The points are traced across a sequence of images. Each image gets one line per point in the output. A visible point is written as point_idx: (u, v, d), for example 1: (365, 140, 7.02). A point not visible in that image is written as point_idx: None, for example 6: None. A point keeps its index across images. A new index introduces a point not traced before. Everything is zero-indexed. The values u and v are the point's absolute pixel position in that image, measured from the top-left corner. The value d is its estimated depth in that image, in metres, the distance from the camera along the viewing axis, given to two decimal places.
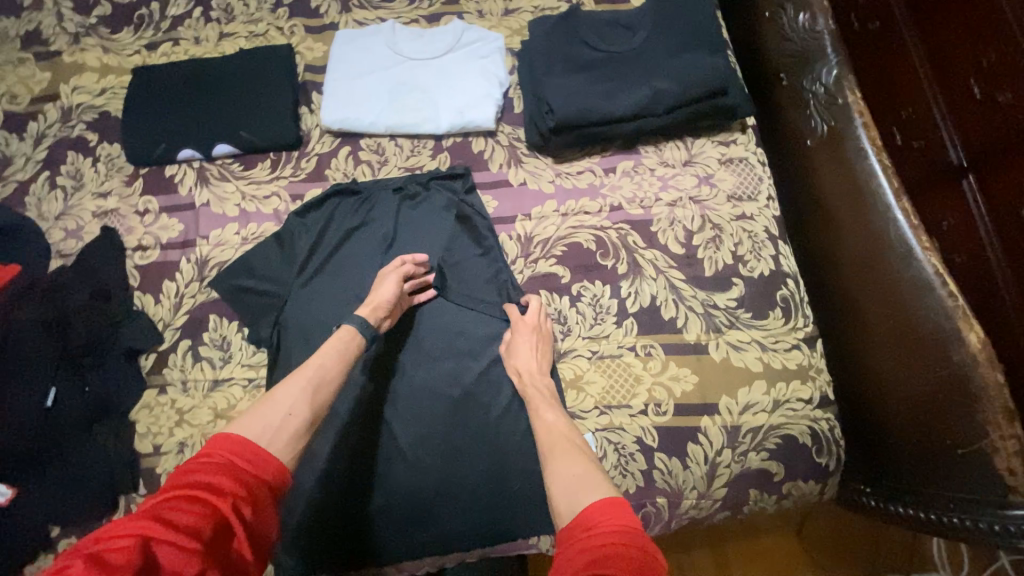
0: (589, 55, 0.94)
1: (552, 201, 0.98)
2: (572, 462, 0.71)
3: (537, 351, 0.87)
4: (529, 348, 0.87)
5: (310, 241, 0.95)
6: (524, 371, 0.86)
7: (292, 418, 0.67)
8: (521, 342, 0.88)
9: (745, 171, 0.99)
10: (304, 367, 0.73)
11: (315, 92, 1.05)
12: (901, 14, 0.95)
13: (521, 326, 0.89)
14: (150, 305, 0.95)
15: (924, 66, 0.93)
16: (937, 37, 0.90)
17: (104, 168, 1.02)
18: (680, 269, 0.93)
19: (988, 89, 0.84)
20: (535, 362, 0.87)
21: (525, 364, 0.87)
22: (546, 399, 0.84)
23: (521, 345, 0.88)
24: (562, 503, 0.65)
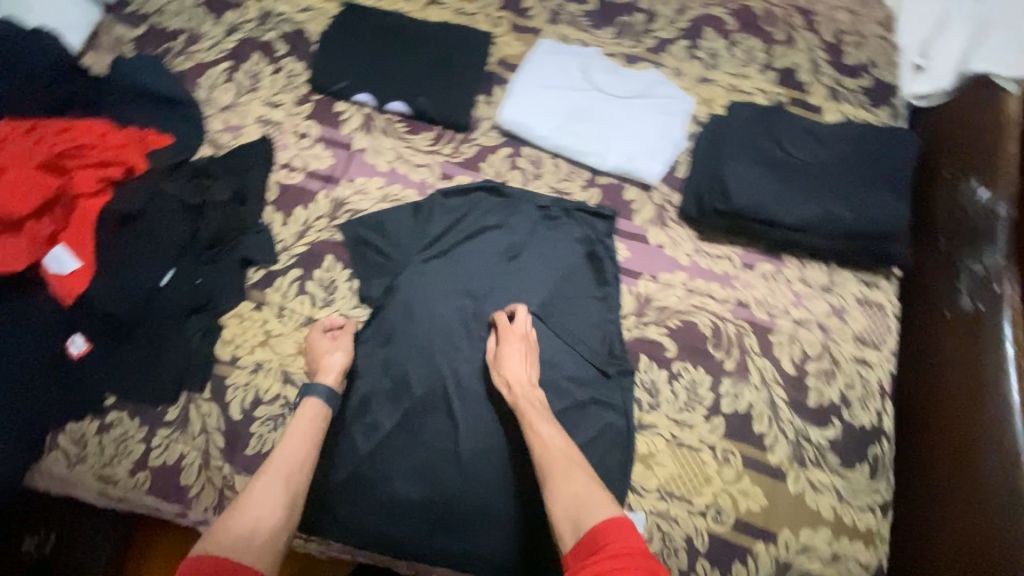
0: (775, 153, 0.93)
1: (683, 272, 0.96)
2: (573, 480, 0.72)
3: (526, 360, 0.85)
4: (516, 353, 0.85)
5: (446, 223, 0.97)
6: (516, 382, 0.83)
7: (262, 523, 0.68)
8: (509, 349, 0.85)
9: (877, 318, 0.97)
10: (275, 466, 0.74)
11: (498, 85, 1.06)
12: None
13: (508, 334, 0.87)
14: (276, 224, 0.95)
15: None
16: None
17: (282, 80, 1.05)
18: (785, 387, 0.91)
19: None
20: (523, 371, 0.84)
21: (513, 372, 0.84)
22: (538, 411, 0.81)
23: (512, 354, 0.85)
24: (564, 519, 0.69)
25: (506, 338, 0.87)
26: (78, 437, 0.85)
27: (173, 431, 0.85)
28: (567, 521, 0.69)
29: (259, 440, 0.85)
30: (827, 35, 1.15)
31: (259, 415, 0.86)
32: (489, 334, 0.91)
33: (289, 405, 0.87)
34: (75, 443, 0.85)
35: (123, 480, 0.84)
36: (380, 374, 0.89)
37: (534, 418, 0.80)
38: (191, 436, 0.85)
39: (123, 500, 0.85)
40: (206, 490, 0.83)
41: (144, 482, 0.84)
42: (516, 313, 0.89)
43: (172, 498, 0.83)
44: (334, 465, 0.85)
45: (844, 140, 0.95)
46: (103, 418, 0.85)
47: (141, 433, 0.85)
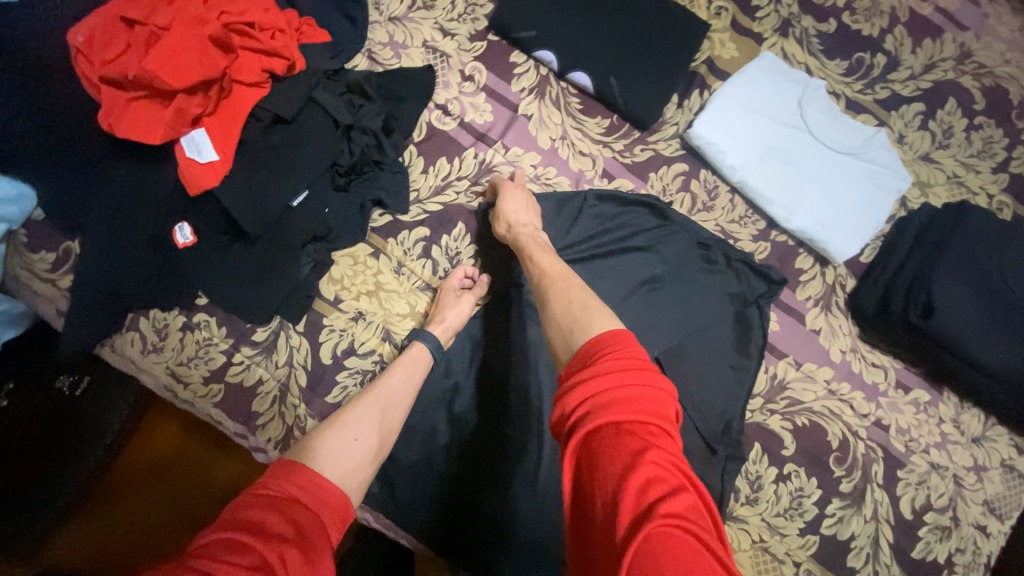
0: (999, 280, 0.77)
1: (830, 370, 0.85)
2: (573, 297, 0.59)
3: (530, 206, 0.79)
4: (514, 195, 0.80)
5: (593, 230, 0.85)
6: (520, 224, 0.77)
7: (354, 442, 0.58)
8: (511, 196, 0.80)
9: (1016, 489, 0.86)
10: (374, 395, 0.66)
11: (697, 90, 0.91)
12: None
13: (506, 185, 0.82)
14: (415, 170, 0.86)
15: None
16: None
17: (463, 5, 0.91)
18: (894, 530, 0.82)
19: None
20: (520, 208, 0.78)
21: (518, 216, 0.78)
22: (541, 247, 0.73)
23: (513, 198, 0.80)
24: (559, 346, 0.54)
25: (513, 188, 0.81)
26: (161, 327, 0.80)
27: (257, 354, 0.80)
28: (564, 356, 0.53)
29: (342, 391, 0.80)
30: None
31: (348, 366, 0.80)
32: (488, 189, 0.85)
33: (380, 366, 0.81)
34: (156, 332, 0.80)
35: (195, 385, 0.80)
36: (479, 368, 0.82)
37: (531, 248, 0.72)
38: (275, 364, 0.80)
39: (188, 403, 0.81)
40: (275, 422, 0.79)
41: (215, 394, 0.80)
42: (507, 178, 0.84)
43: (239, 420, 0.79)
44: (406, 447, 0.79)
45: None
46: (191, 315, 0.81)
47: (226, 344, 0.80)
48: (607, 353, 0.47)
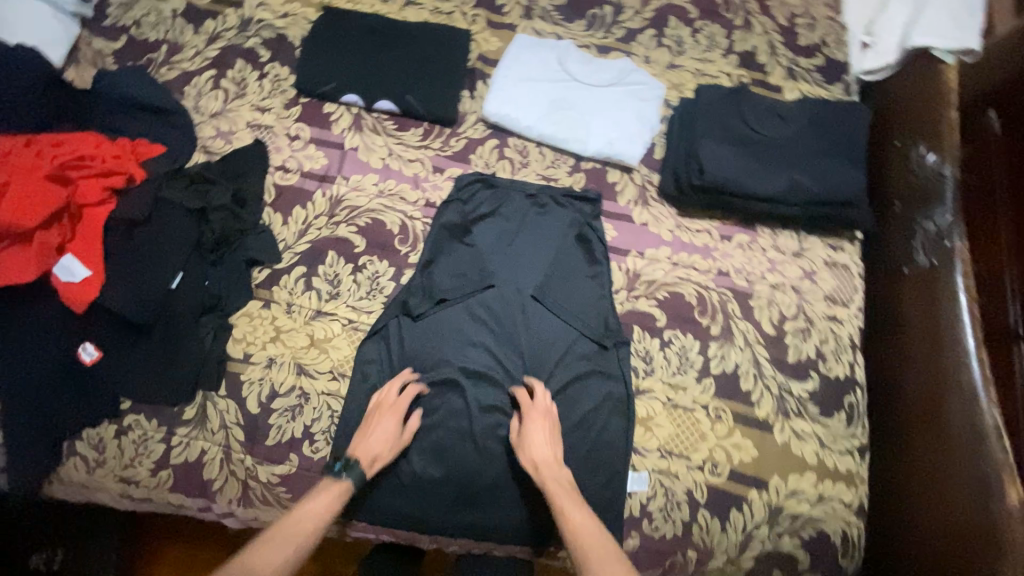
0: (744, 132, 1.01)
1: (667, 248, 1.04)
2: (607, 565, 0.75)
3: (552, 440, 0.87)
4: (541, 429, 0.87)
5: (453, 218, 1.01)
6: (542, 463, 0.85)
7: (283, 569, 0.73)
8: (535, 428, 0.87)
9: (845, 278, 1.06)
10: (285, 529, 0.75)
11: (481, 80, 1.11)
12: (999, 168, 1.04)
13: (536, 412, 0.88)
14: (276, 225, 0.99)
15: (1007, 216, 1.00)
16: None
17: (269, 85, 1.08)
18: (766, 347, 0.99)
19: None
20: (546, 447, 0.86)
21: (541, 449, 0.85)
22: (563, 491, 0.83)
23: (536, 433, 0.86)
24: None
25: (534, 420, 0.88)
26: (97, 442, 0.86)
27: (193, 429, 0.88)
28: None
29: (278, 430, 0.89)
30: (782, 16, 1.21)
31: (277, 407, 0.90)
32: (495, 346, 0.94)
33: (305, 394, 0.91)
34: (94, 449, 0.86)
35: (146, 479, 0.86)
36: (392, 360, 0.93)
37: (553, 480, 0.83)
38: (211, 432, 0.88)
39: (146, 499, 0.87)
40: (230, 482, 0.87)
41: (166, 479, 0.87)
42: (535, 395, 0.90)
43: (196, 493, 0.87)
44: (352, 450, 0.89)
45: (806, 116, 1.03)
46: (120, 422, 0.87)
47: (161, 433, 0.87)
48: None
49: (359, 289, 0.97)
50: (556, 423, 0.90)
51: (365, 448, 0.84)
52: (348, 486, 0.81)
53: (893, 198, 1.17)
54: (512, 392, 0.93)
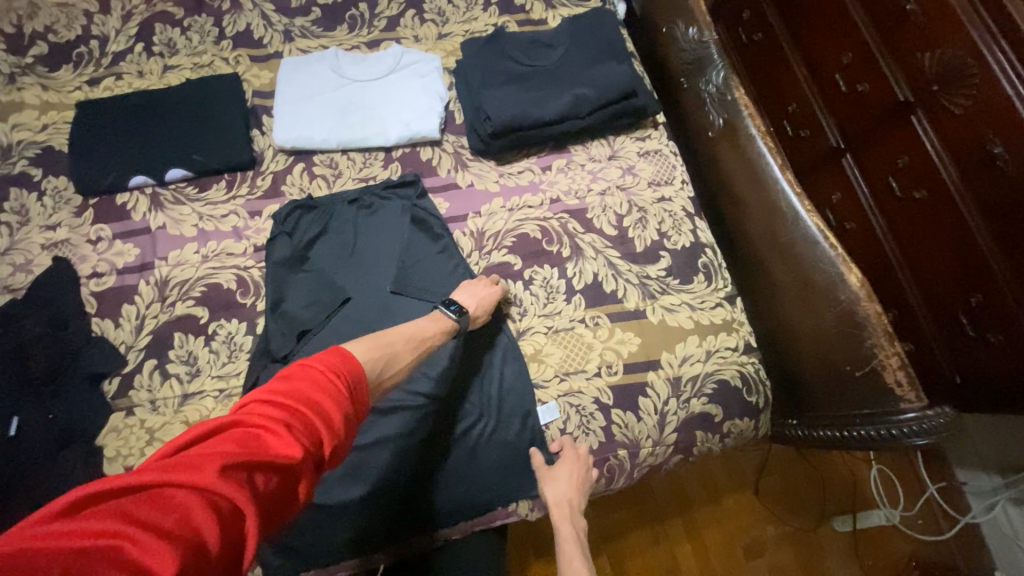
0: (516, 70, 1.07)
1: (498, 198, 1.08)
2: None
3: (576, 488, 0.90)
4: (567, 476, 0.90)
5: (287, 250, 1.00)
6: (563, 507, 0.90)
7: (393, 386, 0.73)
8: (563, 475, 0.91)
9: (661, 161, 1.14)
10: None
11: (266, 116, 1.11)
12: (778, 30, 1.27)
13: (569, 458, 0.92)
14: (109, 330, 0.95)
15: (801, 67, 1.23)
16: (810, 44, 1.19)
17: (51, 201, 1.02)
18: (615, 247, 1.05)
19: (850, 84, 1.11)
20: (568, 494, 0.90)
21: (561, 497, 0.90)
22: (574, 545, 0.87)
23: (564, 478, 0.91)
24: None
25: (561, 463, 0.92)
26: None
27: None
28: None
29: None
30: None
31: None
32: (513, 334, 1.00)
33: None
34: None
35: None
36: None
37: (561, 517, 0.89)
38: None
39: None
40: None
41: None
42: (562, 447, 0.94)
43: None
44: None
45: (566, 35, 1.11)
46: None
47: None
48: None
49: (219, 357, 0.95)
50: (583, 479, 0.92)
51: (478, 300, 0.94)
52: (453, 325, 0.89)
53: (679, 77, 1.28)
54: (403, 386, 0.92)
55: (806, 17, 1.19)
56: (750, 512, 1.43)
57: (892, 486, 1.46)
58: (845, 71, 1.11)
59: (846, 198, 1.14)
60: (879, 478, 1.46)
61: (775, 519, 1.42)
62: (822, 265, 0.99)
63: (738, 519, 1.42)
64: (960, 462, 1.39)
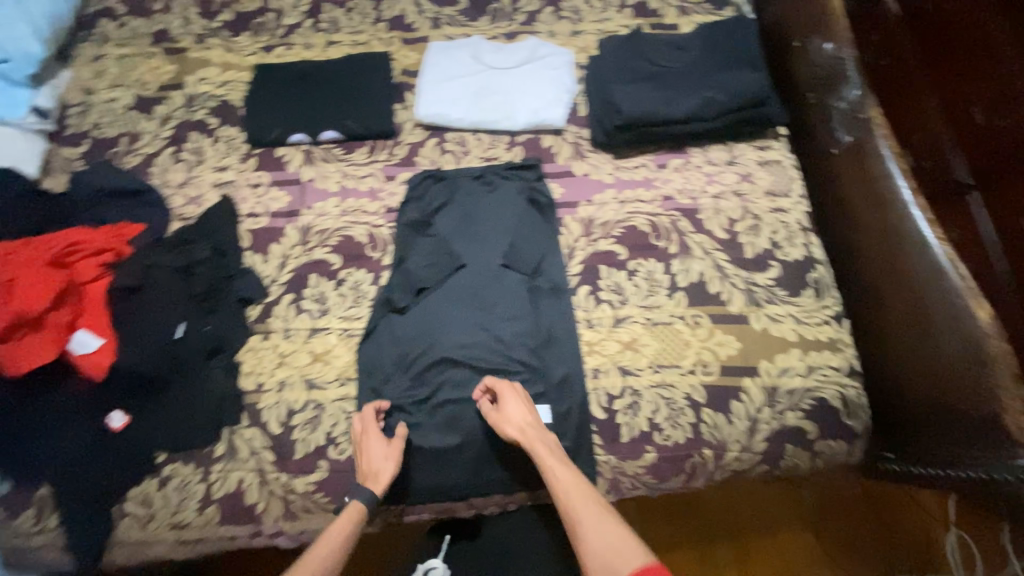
0: (650, 70, 1.12)
1: (611, 189, 1.12)
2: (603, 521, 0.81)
3: (528, 405, 0.94)
4: (514, 409, 0.92)
5: (417, 216, 1.11)
6: (526, 426, 0.91)
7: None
8: (510, 405, 0.93)
9: (780, 172, 1.14)
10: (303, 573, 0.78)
11: (409, 92, 1.22)
12: (908, 49, 1.18)
13: (505, 391, 0.95)
14: (258, 263, 1.07)
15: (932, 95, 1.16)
16: (945, 72, 1.14)
17: (224, 147, 1.18)
18: (724, 251, 1.06)
19: (989, 118, 1.08)
20: (523, 420, 0.91)
21: (518, 422, 0.91)
22: (551, 453, 0.89)
23: (510, 407, 0.93)
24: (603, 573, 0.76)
25: (497, 402, 0.94)
26: (143, 498, 0.92)
27: (227, 463, 0.93)
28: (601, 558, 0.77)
29: (303, 443, 0.94)
30: None
31: (297, 422, 0.95)
32: (611, 318, 1.03)
33: (319, 406, 0.97)
34: (142, 505, 0.92)
35: (196, 519, 0.91)
36: (391, 352, 1.01)
37: (533, 441, 0.89)
38: (243, 461, 0.93)
39: (199, 539, 0.92)
40: (272, 501, 0.92)
41: (214, 515, 0.91)
42: (493, 386, 0.96)
43: (244, 520, 0.92)
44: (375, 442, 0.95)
45: (700, 42, 1.14)
46: (159, 474, 0.93)
47: (197, 475, 0.92)
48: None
49: (345, 300, 1.05)
50: (533, 405, 0.95)
51: (365, 469, 0.89)
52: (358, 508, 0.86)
53: (807, 92, 1.26)
54: (504, 351, 1.01)
55: (941, 42, 1.14)
56: (802, 544, 1.37)
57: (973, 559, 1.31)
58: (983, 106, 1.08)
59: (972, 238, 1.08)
60: (956, 544, 1.33)
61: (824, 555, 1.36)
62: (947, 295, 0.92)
63: (787, 549, 1.37)
64: None
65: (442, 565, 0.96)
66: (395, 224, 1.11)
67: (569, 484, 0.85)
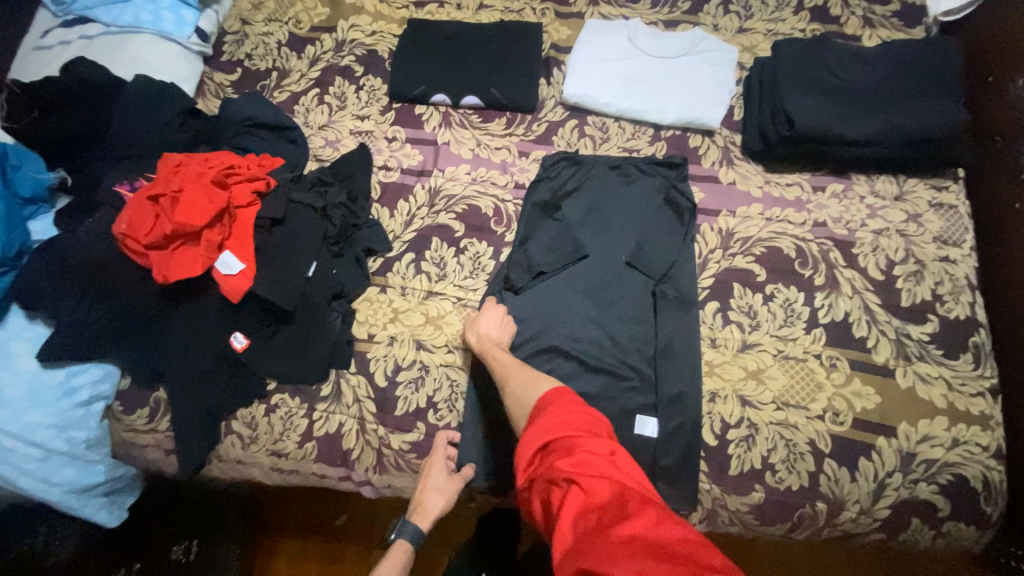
0: (828, 81, 1.02)
1: (758, 204, 1.04)
2: (531, 387, 0.82)
3: (498, 319, 0.95)
4: (489, 318, 0.95)
5: (546, 196, 1.07)
6: (489, 335, 0.93)
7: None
8: (488, 314, 0.96)
9: (954, 218, 1.01)
10: None
11: (556, 67, 1.17)
12: None
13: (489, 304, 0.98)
14: (385, 217, 1.08)
15: None
16: None
17: (365, 96, 1.19)
18: (876, 293, 0.96)
19: None
20: (490, 331, 0.94)
21: (487, 331, 0.94)
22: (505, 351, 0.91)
23: (483, 316, 0.96)
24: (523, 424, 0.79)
25: (486, 314, 0.96)
26: (250, 420, 0.98)
27: (330, 404, 0.97)
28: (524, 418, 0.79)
29: (405, 401, 0.96)
30: None
31: (402, 379, 0.97)
32: (736, 340, 0.96)
33: (425, 367, 0.98)
34: (247, 426, 0.98)
35: (294, 451, 0.97)
36: None
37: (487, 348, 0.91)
38: (347, 405, 0.97)
39: (294, 469, 0.98)
40: (366, 451, 0.96)
41: (312, 451, 0.96)
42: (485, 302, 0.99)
43: (338, 463, 0.96)
44: (475, 417, 0.95)
45: (891, 59, 1.03)
46: (268, 401, 0.98)
47: (303, 409, 0.97)
48: (556, 415, 0.71)
49: (463, 269, 1.04)
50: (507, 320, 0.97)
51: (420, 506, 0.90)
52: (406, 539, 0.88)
53: (995, 134, 1.10)
54: (618, 354, 0.97)
55: None
56: None
57: None
58: None
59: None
60: None
61: None
62: None
63: None
64: None
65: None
66: (522, 202, 1.08)
67: (508, 366, 0.87)
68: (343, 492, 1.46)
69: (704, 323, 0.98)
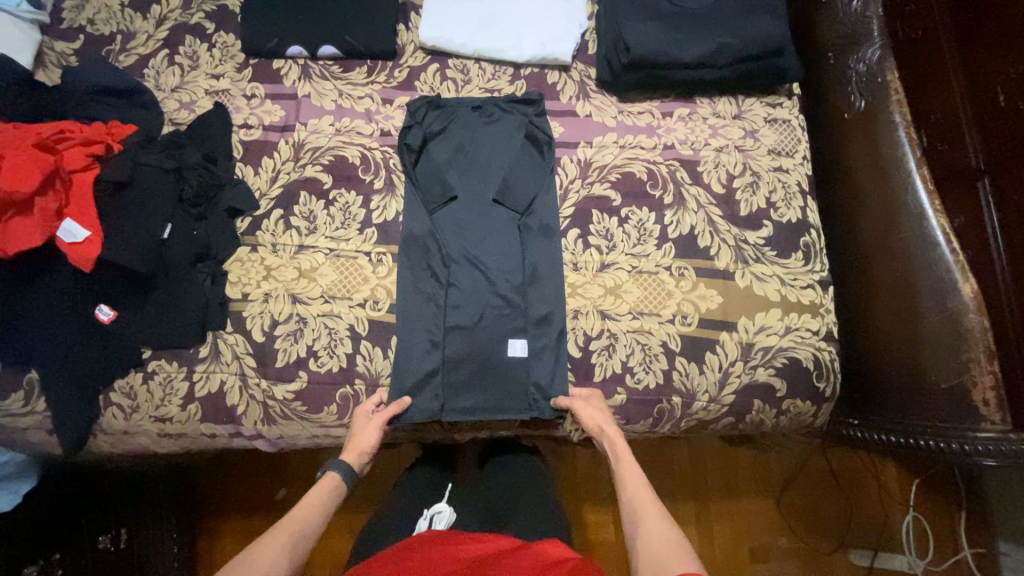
0: (664, 9, 1.07)
1: (613, 133, 1.09)
2: (657, 526, 0.77)
3: (602, 409, 0.96)
4: (600, 408, 0.96)
5: (415, 144, 1.08)
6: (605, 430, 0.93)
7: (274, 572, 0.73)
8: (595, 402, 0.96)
9: (787, 131, 1.11)
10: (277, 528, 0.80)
11: (413, 13, 1.17)
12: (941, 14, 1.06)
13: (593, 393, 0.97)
14: (249, 176, 1.07)
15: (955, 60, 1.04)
16: (969, 36, 1.02)
17: (219, 54, 1.14)
18: (718, 206, 1.05)
19: (1012, 97, 0.95)
20: (601, 419, 0.94)
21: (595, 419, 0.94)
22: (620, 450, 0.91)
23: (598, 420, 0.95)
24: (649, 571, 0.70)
25: (593, 403, 0.96)
26: (128, 390, 0.97)
27: (209, 365, 0.98)
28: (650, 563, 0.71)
29: (284, 353, 0.98)
30: None
31: (280, 333, 0.99)
32: (593, 257, 1.03)
33: (302, 320, 0.99)
34: (127, 397, 0.97)
35: (177, 414, 0.97)
36: (381, 278, 1.02)
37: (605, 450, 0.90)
38: (226, 363, 0.98)
39: (181, 433, 0.99)
40: (251, 405, 0.98)
41: (196, 412, 0.97)
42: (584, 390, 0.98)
43: (224, 420, 0.98)
44: (355, 359, 0.99)
45: None
46: (144, 369, 0.98)
47: (182, 373, 0.97)
48: None
49: (334, 220, 1.04)
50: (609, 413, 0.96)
51: (354, 443, 0.94)
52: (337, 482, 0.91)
53: (828, 52, 1.18)
54: (488, 286, 1.01)
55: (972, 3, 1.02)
56: (763, 514, 1.53)
57: (926, 540, 1.46)
58: (1010, 85, 0.95)
59: (970, 223, 1.00)
60: (912, 525, 1.48)
61: (784, 527, 1.52)
62: (936, 273, 0.95)
63: (750, 518, 1.53)
64: (1004, 534, 1.38)
65: (449, 508, 1.08)
66: (387, 149, 1.09)
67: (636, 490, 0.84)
68: (275, 464, 1.47)
69: (565, 248, 1.04)
